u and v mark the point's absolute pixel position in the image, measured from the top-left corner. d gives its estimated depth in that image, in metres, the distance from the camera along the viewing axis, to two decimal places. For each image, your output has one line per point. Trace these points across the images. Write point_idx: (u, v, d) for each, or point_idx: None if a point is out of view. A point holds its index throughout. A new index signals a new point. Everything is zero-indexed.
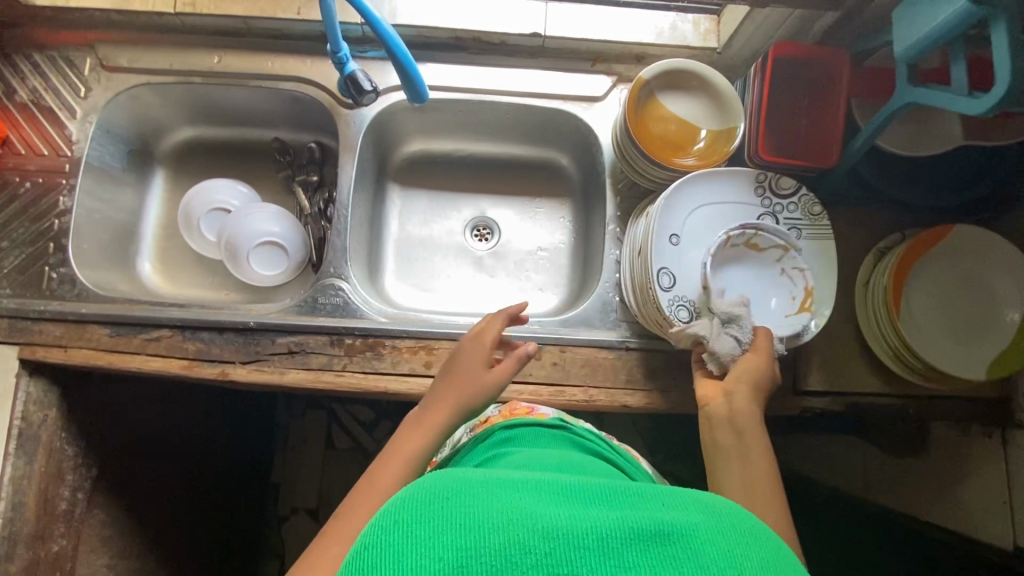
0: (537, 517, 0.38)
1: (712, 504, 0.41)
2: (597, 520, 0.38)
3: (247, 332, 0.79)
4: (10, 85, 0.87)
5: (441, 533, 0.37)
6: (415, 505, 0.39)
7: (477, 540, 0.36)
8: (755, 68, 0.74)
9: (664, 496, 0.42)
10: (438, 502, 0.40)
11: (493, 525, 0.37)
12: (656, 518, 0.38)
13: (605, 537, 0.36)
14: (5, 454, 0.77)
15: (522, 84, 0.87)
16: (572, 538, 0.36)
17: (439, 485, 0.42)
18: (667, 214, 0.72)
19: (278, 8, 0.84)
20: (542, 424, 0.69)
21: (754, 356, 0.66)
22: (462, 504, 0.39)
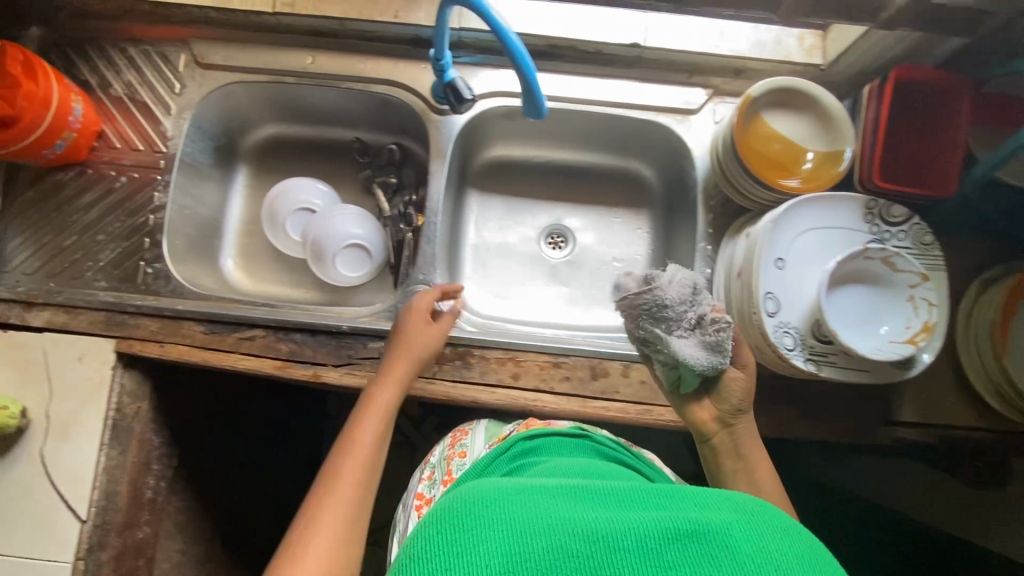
0: (576, 523, 0.41)
1: (740, 503, 0.45)
2: (638, 522, 0.41)
3: (340, 335, 0.80)
4: (106, 79, 0.87)
5: (484, 539, 0.40)
6: (450, 516, 0.43)
7: (519, 544, 0.39)
8: (869, 89, 0.72)
9: (693, 496, 0.45)
10: (477, 507, 0.43)
11: (535, 529, 0.40)
12: (691, 518, 0.41)
13: (644, 539, 0.39)
14: (101, 444, 0.79)
15: (615, 95, 0.86)
16: (612, 542, 0.39)
17: (475, 494, 0.45)
18: (773, 238, 0.71)
19: (376, 10, 0.83)
20: (566, 434, 0.69)
21: (744, 376, 0.68)
22: (500, 509, 0.42)
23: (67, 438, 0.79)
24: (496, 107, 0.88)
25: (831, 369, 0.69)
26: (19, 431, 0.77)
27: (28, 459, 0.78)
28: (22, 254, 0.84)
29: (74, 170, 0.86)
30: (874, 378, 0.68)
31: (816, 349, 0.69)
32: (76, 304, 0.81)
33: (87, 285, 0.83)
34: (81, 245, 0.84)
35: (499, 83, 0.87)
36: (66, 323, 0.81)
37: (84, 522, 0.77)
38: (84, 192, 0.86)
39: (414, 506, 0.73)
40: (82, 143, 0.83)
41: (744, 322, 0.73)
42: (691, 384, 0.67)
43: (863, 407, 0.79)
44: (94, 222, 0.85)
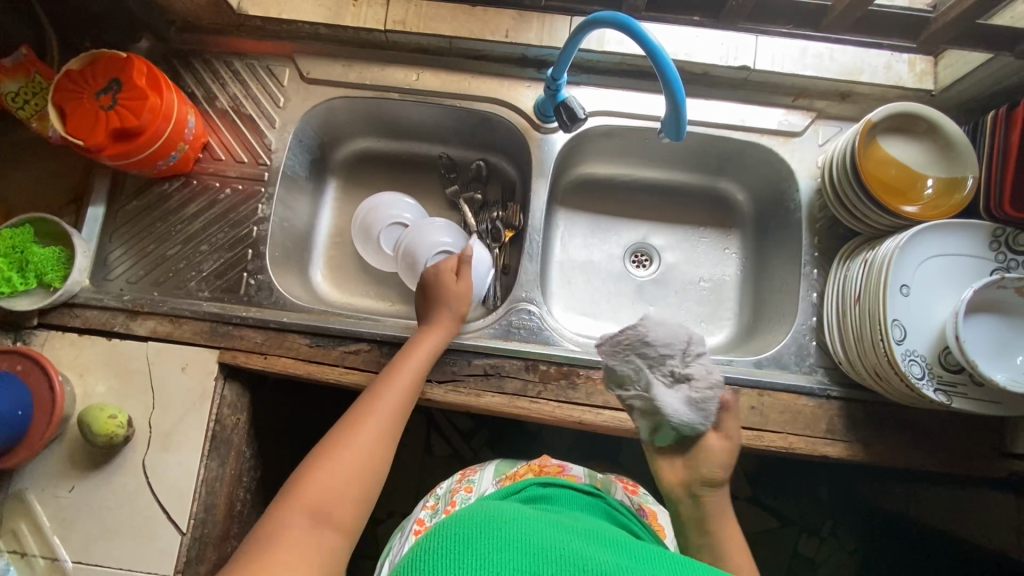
0: (584, 558, 0.44)
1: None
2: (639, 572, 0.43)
3: (445, 351, 0.79)
4: (211, 91, 0.88)
5: (497, 547, 0.43)
6: (470, 522, 0.47)
7: (530, 562, 0.42)
8: (993, 118, 0.72)
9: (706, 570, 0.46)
10: (500, 527, 0.46)
11: (546, 555, 0.43)
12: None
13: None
14: (202, 455, 0.78)
15: (720, 117, 0.85)
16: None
17: (500, 514, 0.48)
18: (900, 263, 0.69)
19: (487, 29, 0.84)
20: (580, 489, 0.67)
21: (720, 439, 0.64)
22: (518, 533, 0.45)
23: (168, 448, 0.78)
24: (598, 125, 0.87)
25: (961, 400, 0.67)
26: (124, 440, 0.76)
27: (131, 468, 0.77)
28: (124, 263, 0.85)
29: (178, 181, 0.87)
30: (1004, 411, 0.67)
31: (944, 379, 0.68)
32: (180, 314, 0.81)
33: (189, 295, 0.83)
34: (183, 254, 0.85)
35: (603, 101, 0.87)
36: (170, 333, 0.81)
37: (184, 535, 0.76)
38: (188, 202, 0.86)
39: (412, 530, 0.74)
40: (190, 154, 0.84)
41: (866, 349, 0.71)
42: (665, 437, 0.64)
43: (977, 439, 0.77)
44: (197, 232, 0.85)
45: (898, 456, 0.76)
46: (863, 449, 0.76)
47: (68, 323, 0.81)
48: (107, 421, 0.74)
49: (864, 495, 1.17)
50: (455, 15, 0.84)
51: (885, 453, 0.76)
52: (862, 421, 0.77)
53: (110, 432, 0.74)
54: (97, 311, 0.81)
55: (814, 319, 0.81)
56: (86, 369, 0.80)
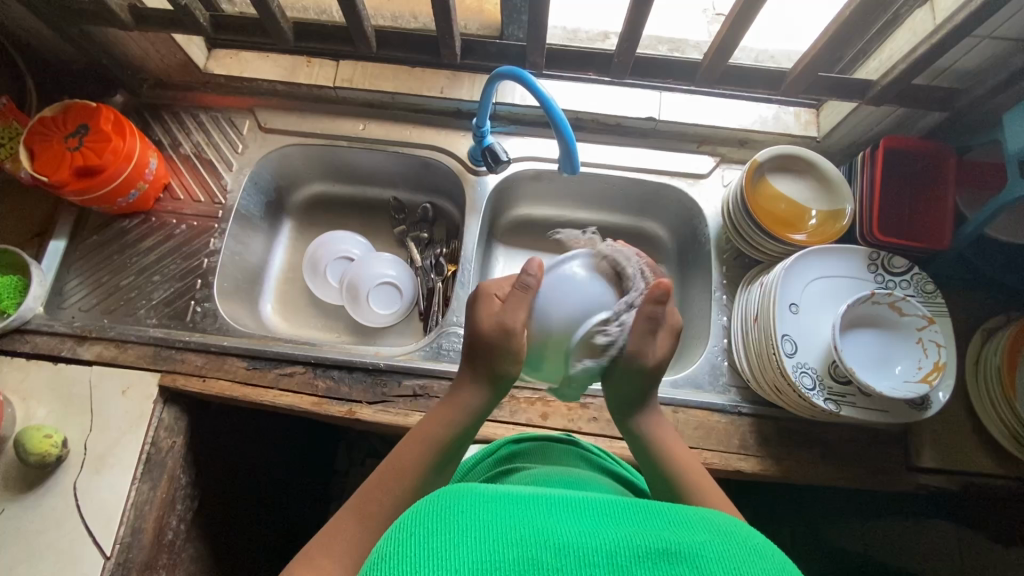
0: (546, 535, 0.38)
1: (723, 524, 0.41)
2: (609, 538, 0.38)
3: (376, 372, 0.83)
4: (176, 139, 0.97)
5: (450, 540, 0.37)
6: (423, 516, 0.40)
7: (489, 552, 0.37)
8: (864, 156, 0.82)
9: (673, 514, 0.42)
10: (450, 516, 0.40)
11: (505, 542, 0.37)
12: (665, 537, 0.38)
13: (614, 555, 0.36)
14: (134, 477, 0.79)
15: (634, 161, 0.95)
16: (583, 554, 0.36)
17: (448, 501, 0.42)
18: (786, 284, 0.77)
19: (423, 86, 0.95)
20: (556, 443, 0.72)
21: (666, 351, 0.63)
22: (473, 520, 0.39)
23: (101, 470, 0.79)
24: (526, 169, 0.97)
25: (851, 409, 0.72)
26: (57, 461, 0.78)
27: (61, 491, 0.78)
28: (79, 292, 0.90)
29: (139, 218, 0.94)
30: (892, 419, 0.71)
31: (835, 390, 0.73)
32: (125, 339, 0.85)
33: (138, 322, 0.88)
34: (135, 284, 0.90)
35: (529, 148, 0.96)
36: (115, 356, 0.84)
37: (107, 559, 0.76)
38: (145, 237, 0.93)
39: None
40: (151, 193, 0.92)
41: (763, 364, 0.77)
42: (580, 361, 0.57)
43: (883, 453, 0.81)
44: (151, 264, 0.92)
45: (809, 470, 0.80)
46: (776, 464, 0.80)
47: (17, 348, 0.85)
48: (42, 440, 0.76)
49: None
50: (397, 75, 0.96)
51: (795, 468, 0.80)
52: (772, 437, 0.81)
53: (44, 451, 0.76)
54: (47, 337, 0.85)
55: (725, 341, 0.87)
56: (29, 393, 0.82)
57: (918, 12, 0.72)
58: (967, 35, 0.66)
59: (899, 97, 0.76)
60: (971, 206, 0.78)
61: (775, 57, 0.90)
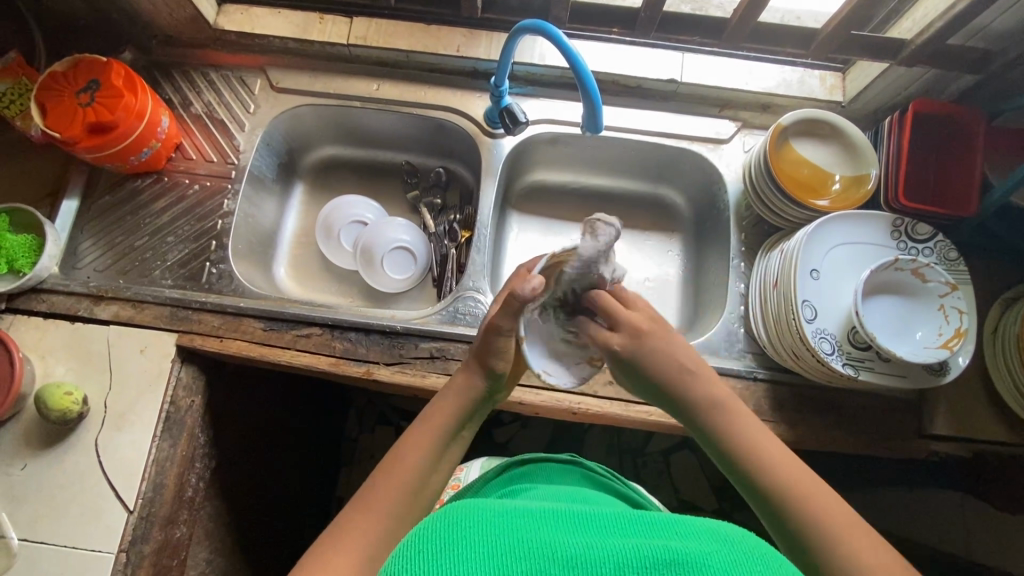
0: (554, 547, 0.42)
1: (725, 533, 0.44)
2: (617, 549, 0.41)
3: (393, 335, 0.83)
4: (187, 98, 0.95)
5: (464, 554, 0.41)
6: (436, 535, 0.43)
7: (503, 564, 0.40)
8: (891, 121, 0.80)
9: (679, 525, 0.45)
10: (466, 530, 0.43)
11: (518, 556, 0.41)
12: (671, 546, 0.41)
13: (621, 565, 0.40)
14: (154, 434, 0.80)
15: (653, 124, 0.93)
16: (591, 565, 0.40)
17: (462, 515, 0.45)
18: (808, 250, 0.76)
19: (440, 44, 0.92)
20: (558, 462, 0.72)
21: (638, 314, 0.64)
22: (488, 534, 0.43)
23: (121, 428, 0.80)
24: (543, 132, 0.95)
25: (868, 375, 0.72)
26: (79, 418, 0.79)
27: (83, 447, 0.80)
28: (93, 253, 0.89)
29: (151, 178, 0.93)
30: (909, 384, 0.71)
31: (853, 355, 0.73)
32: (142, 299, 0.85)
33: (153, 282, 0.88)
34: (150, 245, 0.90)
35: (547, 110, 0.94)
36: (131, 316, 0.85)
37: (130, 513, 0.77)
38: (158, 197, 0.92)
39: None
40: (163, 153, 0.91)
41: (781, 329, 0.77)
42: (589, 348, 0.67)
43: (896, 420, 0.81)
44: (165, 225, 0.91)
45: (823, 437, 0.80)
46: (789, 429, 0.80)
47: (34, 307, 0.85)
48: (63, 397, 0.77)
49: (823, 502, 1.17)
50: (412, 32, 0.93)
51: (809, 434, 0.80)
52: (787, 403, 0.81)
53: (65, 407, 0.77)
54: (63, 296, 0.85)
55: (742, 308, 0.87)
56: (48, 351, 0.83)
57: None
58: None
59: (933, 57, 0.74)
60: (998, 173, 0.77)
61: (802, 18, 0.87)
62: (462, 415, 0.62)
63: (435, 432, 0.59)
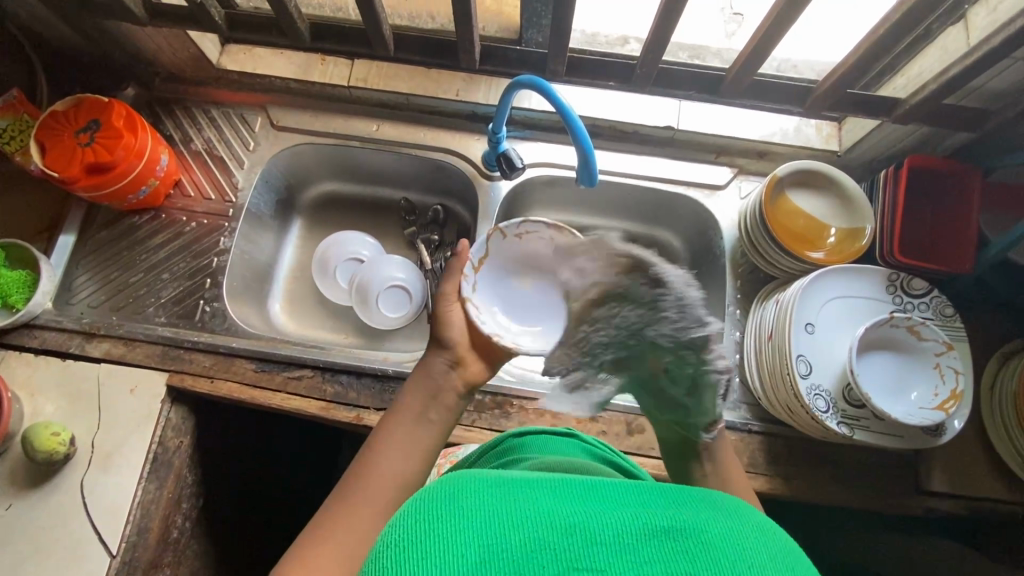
0: (553, 513, 0.38)
1: (723, 500, 0.41)
2: (615, 516, 0.37)
3: (384, 378, 0.83)
4: (188, 135, 0.96)
5: (455, 528, 0.36)
6: (429, 505, 0.39)
7: (497, 535, 0.36)
8: (886, 174, 0.80)
9: (676, 492, 0.41)
10: (454, 502, 0.38)
11: (511, 524, 0.36)
12: (673, 516, 0.38)
13: (621, 533, 0.36)
14: (140, 477, 0.79)
15: (650, 170, 0.93)
16: (589, 533, 0.36)
17: (452, 489, 0.40)
18: (803, 303, 0.76)
19: (439, 88, 0.93)
20: (551, 434, 0.69)
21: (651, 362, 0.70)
22: (478, 504, 0.38)
23: (107, 469, 0.79)
24: (541, 176, 0.95)
25: (863, 433, 0.71)
26: (65, 458, 0.78)
27: (68, 488, 0.78)
28: (88, 288, 0.89)
29: (149, 214, 0.93)
30: (905, 445, 0.71)
31: (848, 413, 0.72)
32: (134, 337, 0.85)
33: (146, 320, 0.87)
34: (145, 281, 0.90)
35: (544, 154, 0.95)
36: (123, 355, 0.84)
37: (113, 558, 0.76)
38: (155, 234, 0.92)
39: None
40: (161, 190, 0.91)
41: (776, 383, 0.76)
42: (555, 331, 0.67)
43: (893, 474, 0.80)
44: (160, 261, 0.91)
45: (818, 491, 0.79)
46: (785, 483, 0.79)
47: (25, 343, 0.84)
48: (49, 438, 0.76)
49: None
50: (412, 75, 0.94)
51: (804, 488, 0.79)
52: (782, 456, 0.80)
53: (51, 449, 0.76)
54: (56, 333, 0.85)
55: (737, 357, 0.86)
56: (37, 389, 0.82)
57: (951, 30, 0.70)
58: (1004, 57, 0.64)
59: (927, 116, 0.74)
60: (994, 229, 0.77)
61: (798, 68, 0.87)
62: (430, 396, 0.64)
63: (403, 420, 0.61)
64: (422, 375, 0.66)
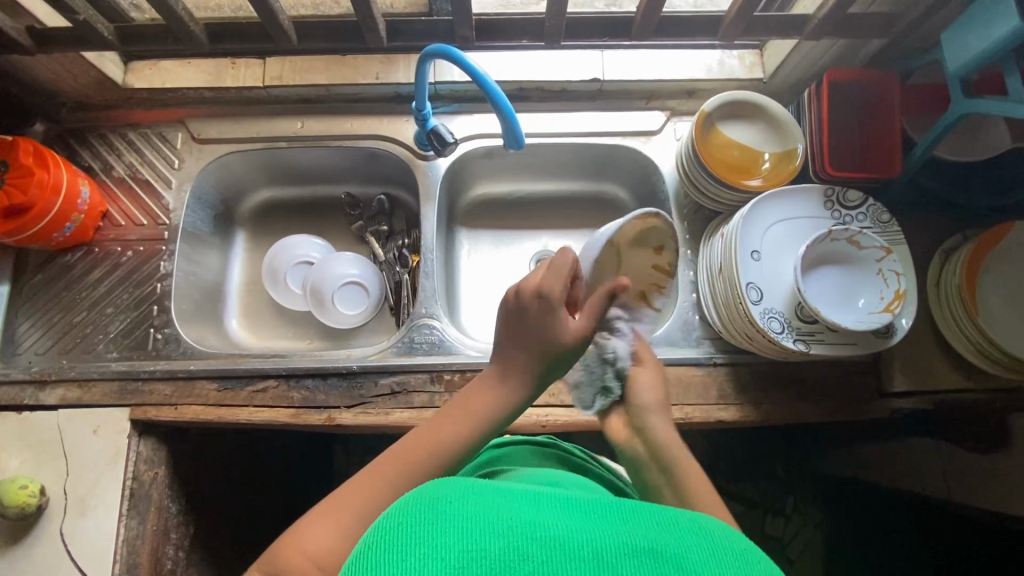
0: (540, 528, 0.37)
1: (705, 522, 0.39)
2: (598, 534, 0.36)
3: (351, 376, 0.82)
4: (108, 162, 0.93)
5: (443, 533, 0.35)
6: (418, 506, 0.38)
7: (480, 543, 0.35)
8: (809, 93, 0.81)
9: (662, 512, 0.40)
10: (442, 507, 0.37)
11: (496, 535, 0.35)
12: (654, 536, 0.37)
13: (603, 551, 0.35)
14: (120, 514, 0.78)
15: (583, 126, 0.93)
16: (570, 547, 0.35)
17: (443, 492, 0.39)
18: (746, 232, 0.77)
19: (358, 74, 0.91)
20: (532, 445, 0.72)
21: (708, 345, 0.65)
22: (467, 513, 0.37)
23: (84, 513, 0.78)
24: (477, 148, 0.95)
25: (820, 346, 0.73)
26: (38, 510, 0.76)
27: (47, 539, 0.77)
28: (32, 336, 0.87)
29: (81, 250, 0.90)
30: (860, 350, 0.72)
31: (803, 329, 0.74)
32: (88, 377, 0.83)
33: (98, 358, 0.85)
34: (90, 319, 0.87)
35: (476, 126, 0.94)
36: (80, 397, 0.82)
37: None
38: (91, 269, 0.89)
39: None
40: (89, 224, 0.88)
41: (731, 314, 0.77)
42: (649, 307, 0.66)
43: (856, 383, 0.83)
44: (102, 296, 0.88)
45: (788, 411, 0.81)
46: (756, 410, 0.81)
47: None
48: (17, 491, 0.74)
49: (816, 465, 1.17)
50: (328, 66, 0.91)
51: (775, 411, 0.81)
52: (749, 384, 0.82)
53: (21, 502, 0.74)
54: (5, 387, 0.82)
55: (694, 296, 0.88)
56: None
57: None
58: None
59: (838, 28, 0.74)
60: (918, 129, 0.79)
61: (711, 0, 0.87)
62: (490, 407, 0.55)
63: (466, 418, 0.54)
64: (492, 377, 0.56)
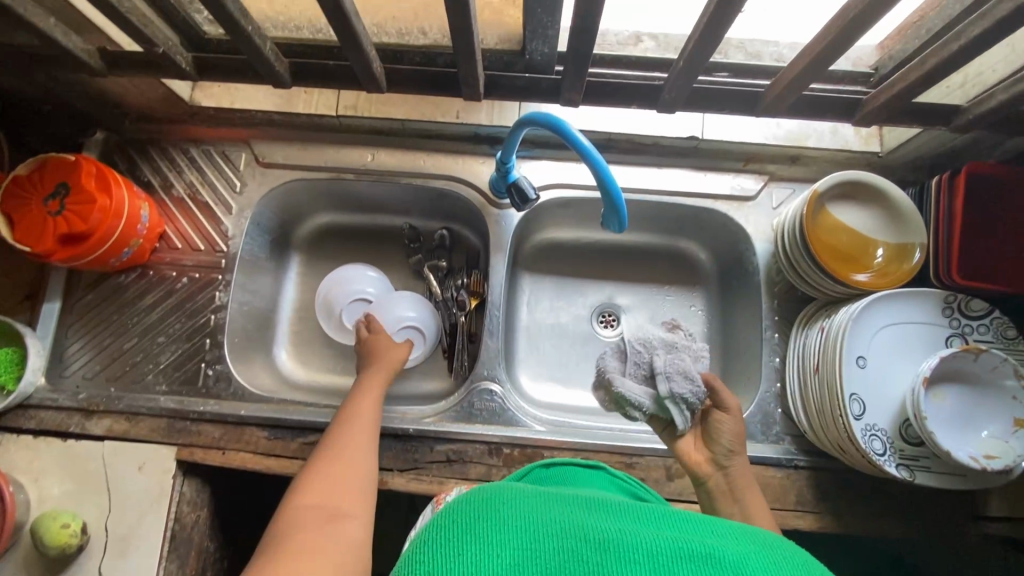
0: (595, 530, 0.37)
1: (762, 539, 0.39)
2: (651, 537, 0.37)
3: (405, 438, 0.78)
4: (168, 179, 0.88)
5: (493, 534, 0.36)
6: (470, 507, 0.39)
7: (530, 543, 0.36)
8: (940, 182, 0.72)
9: (710, 522, 0.40)
10: (493, 508, 0.38)
11: (547, 532, 0.36)
12: (710, 542, 0.36)
13: (656, 552, 0.35)
14: (159, 560, 0.75)
15: (671, 184, 0.86)
16: (625, 550, 0.35)
17: (494, 492, 0.40)
18: (853, 337, 0.70)
19: (437, 111, 0.87)
20: (579, 465, 0.63)
21: (733, 418, 0.66)
22: (516, 511, 0.38)
23: (123, 555, 0.75)
24: (555, 198, 0.89)
25: (925, 475, 0.67)
26: (79, 548, 0.74)
27: None
28: (81, 358, 0.84)
29: (136, 272, 0.87)
30: (970, 485, 0.66)
31: (908, 454, 0.67)
32: (136, 412, 0.80)
33: (147, 389, 0.82)
34: (141, 346, 0.84)
35: (556, 174, 0.88)
36: (126, 431, 0.79)
37: None
38: (145, 292, 0.86)
39: None
40: (146, 245, 0.84)
41: (826, 422, 0.71)
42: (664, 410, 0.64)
43: (947, 503, 0.76)
44: (154, 323, 0.85)
45: (870, 526, 0.75)
46: (836, 520, 0.75)
47: (22, 425, 0.80)
48: (60, 532, 0.72)
49: None
50: (407, 100, 0.87)
51: (856, 523, 0.75)
52: (830, 491, 0.76)
53: (62, 543, 0.72)
54: (52, 412, 0.80)
55: (778, 386, 0.81)
56: (41, 472, 0.78)
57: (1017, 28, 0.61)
58: None
59: (993, 125, 0.66)
60: None
61: None
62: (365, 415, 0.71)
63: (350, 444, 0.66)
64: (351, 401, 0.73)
